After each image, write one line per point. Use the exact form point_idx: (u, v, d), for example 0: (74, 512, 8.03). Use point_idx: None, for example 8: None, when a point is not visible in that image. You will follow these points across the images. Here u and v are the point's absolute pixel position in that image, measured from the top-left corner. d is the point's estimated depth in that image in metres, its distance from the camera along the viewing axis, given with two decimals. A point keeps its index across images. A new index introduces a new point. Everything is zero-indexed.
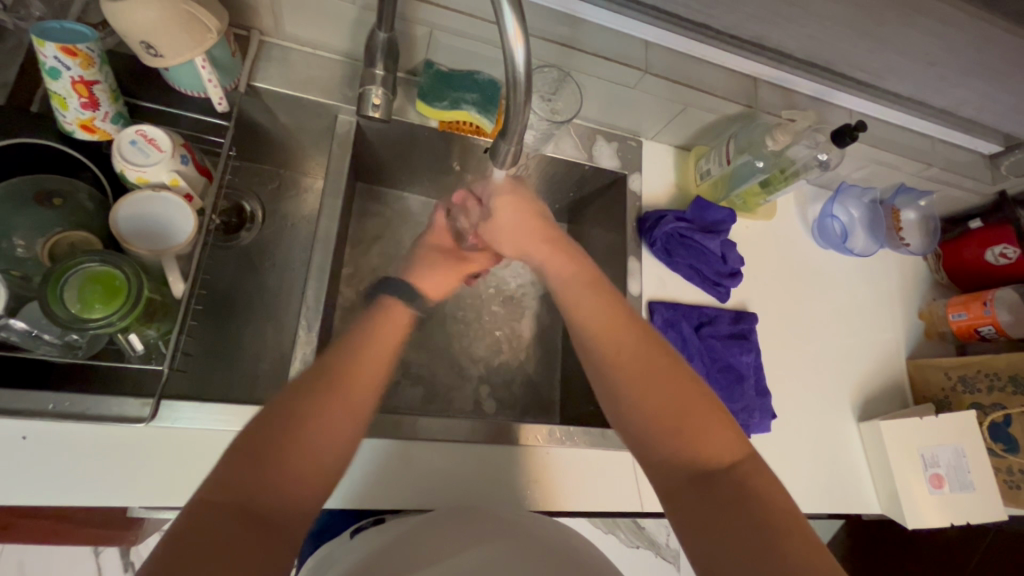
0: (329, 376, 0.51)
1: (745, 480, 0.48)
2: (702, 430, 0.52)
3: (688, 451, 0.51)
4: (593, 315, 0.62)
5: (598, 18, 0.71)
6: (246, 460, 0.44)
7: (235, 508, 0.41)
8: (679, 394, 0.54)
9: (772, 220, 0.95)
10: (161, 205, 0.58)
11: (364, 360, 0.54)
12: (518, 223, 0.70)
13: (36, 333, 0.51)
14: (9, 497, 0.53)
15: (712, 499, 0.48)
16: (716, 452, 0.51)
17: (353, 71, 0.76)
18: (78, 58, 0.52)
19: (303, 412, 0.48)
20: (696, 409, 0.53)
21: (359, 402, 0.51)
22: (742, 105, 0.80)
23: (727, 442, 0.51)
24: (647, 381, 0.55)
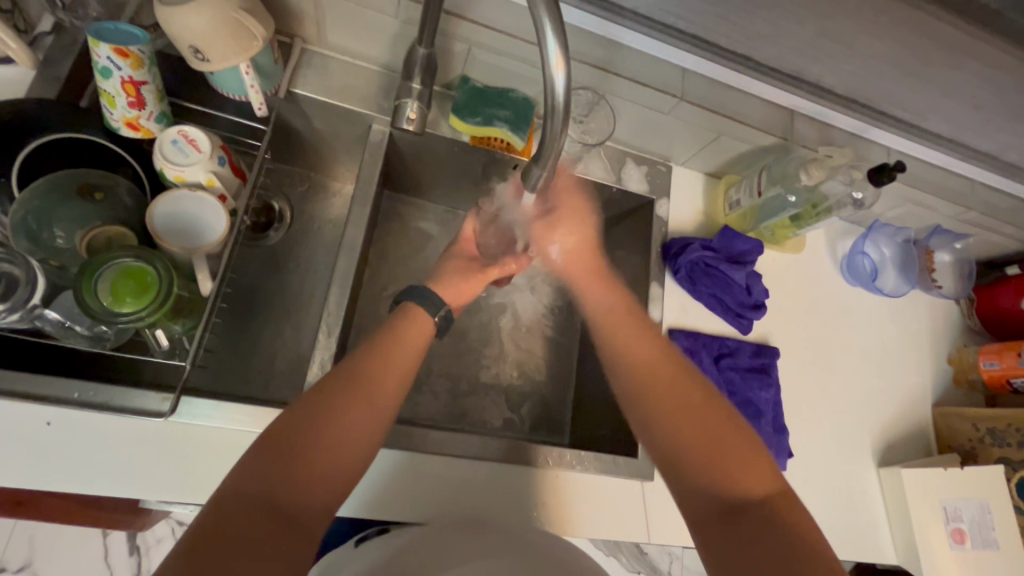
0: (354, 377, 0.52)
1: (782, 514, 0.48)
2: (746, 463, 0.52)
3: (731, 484, 0.51)
4: (641, 342, 0.64)
5: (636, 44, 0.71)
6: (269, 454, 0.45)
7: (256, 504, 0.42)
8: (725, 423, 0.55)
9: (799, 254, 0.93)
10: (195, 206, 0.60)
11: (383, 360, 0.56)
12: (581, 238, 0.75)
13: (69, 324, 0.52)
14: (24, 482, 0.54)
15: (749, 529, 0.48)
16: (756, 485, 0.51)
17: (389, 82, 0.77)
18: (129, 59, 0.54)
19: (326, 409, 0.49)
20: (735, 440, 0.54)
21: (381, 404, 0.52)
22: (776, 137, 0.80)
23: (769, 476, 0.51)
24: (685, 414, 0.57)
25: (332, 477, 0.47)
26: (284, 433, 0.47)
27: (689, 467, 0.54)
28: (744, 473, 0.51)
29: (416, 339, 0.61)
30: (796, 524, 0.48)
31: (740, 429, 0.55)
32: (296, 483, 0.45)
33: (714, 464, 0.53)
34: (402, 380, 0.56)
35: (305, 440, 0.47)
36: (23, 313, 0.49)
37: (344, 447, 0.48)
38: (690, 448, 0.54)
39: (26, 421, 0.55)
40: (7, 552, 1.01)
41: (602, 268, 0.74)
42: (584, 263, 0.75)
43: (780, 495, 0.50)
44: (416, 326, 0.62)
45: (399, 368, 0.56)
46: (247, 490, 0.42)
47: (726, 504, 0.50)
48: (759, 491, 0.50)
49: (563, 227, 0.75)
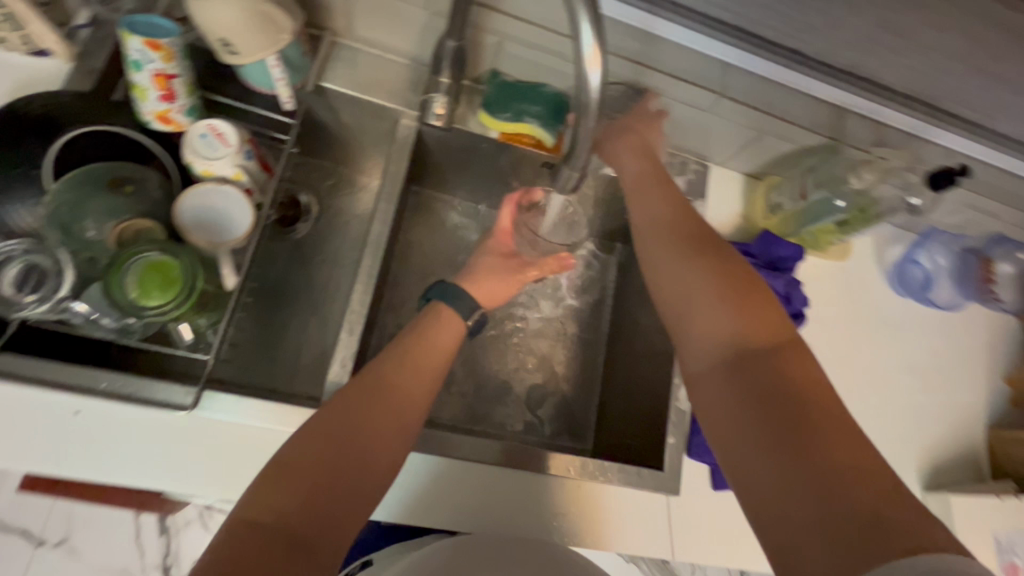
0: (373, 392, 0.52)
1: (786, 359, 0.47)
2: (757, 313, 0.51)
3: (738, 326, 0.50)
4: (665, 206, 0.63)
5: (676, 36, 0.67)
6: (284, 483, 0.44)
7: (274, 533, 0.41)
8: (742, 278, 0.54)
9: (845, 261, 0.88)
10: (221, 199, 0.60)
11: (403, 372, 0.56)
12: (645, 136, 0.69)
13: (96, 316, 0.53)
14: (52, 470, 0.55)
15: (753, 368, 0.47)
16: (767, 330, 0.50)
17: (417, 75, 0.75)
18: (160, 52, 0.54)
19: (343, 429, 0.48)
20: (749, 295, 0.53)
21: (403, 419, 0.52)
22: (823, 137, 0.76)
23: (780, 327, 0.50)
24: (702, 267, 0.56)
25: (352, 500, 0.46)
26: (302, 455, 0.46)
27: (699, 312, 0.53)
28: (752, 317, 0.51)
29: (442, 352, 0.60)
30: (799, 370, 0.46)
31: (754, 285, 0.54)
32: (314, 501, 0.44)
33: (725, 304, 0.52)
34: (423, 392, 0.56)
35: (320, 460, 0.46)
36: (54, 305, 0.49)
37: (363, 466, 0.48)
38: (702, 296, 0.54)
39: (56, 410, 0.56)
40: (48, 525, 1.05)
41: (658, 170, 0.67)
42: (640, 161, 0.67)
43: (787, 343, 0.49)
44: (443, 333, 0.62)
45: (420, 379, 0.56)
46: (264, 520, 0.41)
47: (732, 348, 0.49)
48: (765, 335, 0.49)
49: (625, 132, 0.69)
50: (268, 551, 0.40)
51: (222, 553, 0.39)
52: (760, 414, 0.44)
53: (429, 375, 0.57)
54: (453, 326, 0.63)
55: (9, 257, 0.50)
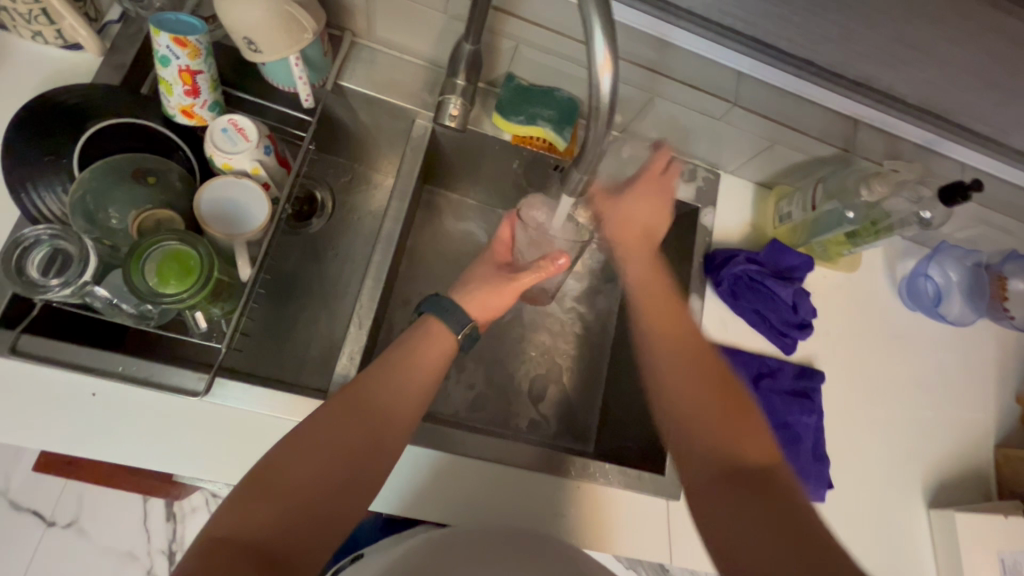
0: (354, 410, 0.54)
1: (778, 490, 0.52)
2: (749, 437, 0.56)
3: (735, 449, 0.55)
4: (669, 314, 0.67)
5: (689, 44, 0.69)
6: (256, 499, 0.46)
7: (244, 549, 0.43)
8: (738, 401, 0.60)
9: (853, 273, 0.87)
10: (240, 191, 0.61)
11: (385, 388, 0.56)
12: (646, 214, 0.73)
13: (117, 302, 0.55)
14: (67, 448, 0.57)
15: (744, 492, 0.52)
16: (759, 456, 0.55)
17: (433, 77, 0.76)
18: (187, 49, 0.56)
19: (319, 446, 0.50)
20: (742, 419, 0.58)
21: (383, 438, 0.54)
22: (835, 146, 0.75)
23: (768, 448, 0.56)
24: (705, 386, 0.61)
25: (324, 517, 0.48)
26: (278, 473, 0.48)
27: (700, 435, 0.58)
28: (747, 442, 0.56)
29: (434, 365, 0.61)
30: (786, 497, 0.52)
31: (747, 406, 0.60)
32: (289, 520, 0.46)
33: (723, 427, 0.57)
34: (409, 409, 0.57)
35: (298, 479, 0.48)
36: (77, 288, 0.51)
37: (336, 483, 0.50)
38: (705, 416, 0.58)
39: (74, 390, 0.58)
40: (58, 507, 1.08)
41: (652, 241, 0.74)
42: (636, 238, 0.73)
43: (776, 471, 0.54)
44: (436, 344, 0.62)
45: (404, 396, 0.57)
46: (236, 533, 0.44)
47: (728, 467, 0.54)
48: (759, 460, 0.54)
49: (631, 205, 0.74)
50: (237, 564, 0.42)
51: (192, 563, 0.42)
52: (758, 539, 0.49)
53: (415, 392, 0.58)
54: (443, 335, 0.63)
55: (35, 241, 0.51)
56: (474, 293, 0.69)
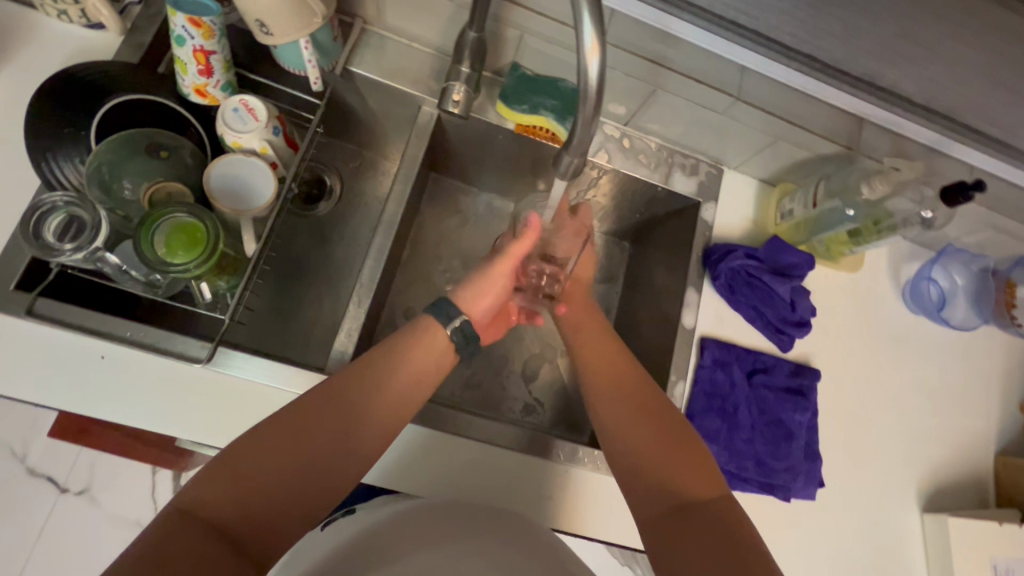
0: (333, 401, 0.54)
1: (724, 520, 0.52)
2: (695, 471, 0.56)
3: (681, 484, 0.55)
4: (611, 349, 0.66)
5: (694, 38, 0.69)
6: (223, 480, 0.48)
7: (205, 528, 0.45)
8: (683, 432, 0.59)
9: (856, 273, 0.87)
10: (247, 169, 0.64)
11: (370, 382, 0.57)
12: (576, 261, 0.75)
13: (126, 269, 0.57)
14: (77, 405, 0.60)
15: (693, 530, 0.52)
16: (705, 489, 0.55)
17: (441, 65, 0.78)
18: (201, 29, 0.58)
19: (291, 435, 0.51)
20: (688, 450, 0.58)
21: (359, 433, 0.55)
22: (839, 145, 0.74)
23: (713, 481, 0.56)
24: (651, 420, 0.60)
25: (288, 504, 0.50)
26: (240, 459, 0.49)
27: (647, 469, 0.57)
28: (692, 476, 0.55)
29: (426, 364, 0.61)
30: (732, 528, 0.51)
31: (692, 438, 0.59)
32: (245, 506, 0.48)
33: (669, 460, 0.57)
34: (391, 405, 0.57)
35: (258, 467, 0.49)
36: (88, 253, 0.53)
37: (303, 472, 0.51)
38: (650, 451, 0.58)
39: (84, 351, 0.61)
40: (72, 474, 1.12)
41: (583, 286, 0.75)
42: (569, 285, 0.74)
43: (721, 502, 0.54)
44: (427, 343, 0.61)
45: (387, 393, 0.57)
46: (200, 512, 0.46)
47: (675, 501, 0.54)
48: (705, 492, 0.54)
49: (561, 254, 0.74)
50: (198, 541, 0.44)
51: (153, 536, 0.44)
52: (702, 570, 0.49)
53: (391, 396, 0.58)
54: (434, 339, 0.62)
55: (50, 207, 0.54)
56: (471, 288, 0.67)
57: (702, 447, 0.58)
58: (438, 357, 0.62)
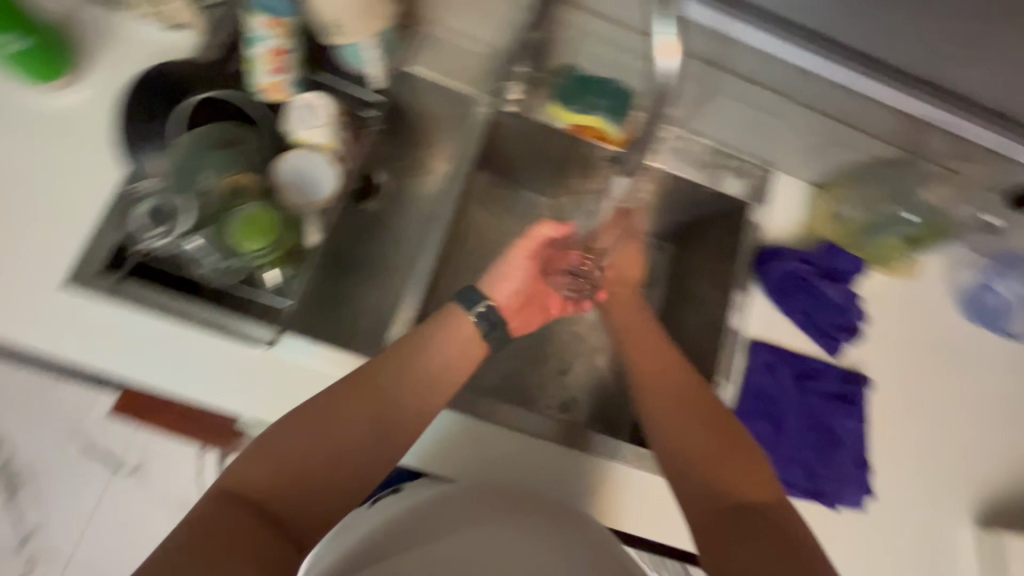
0: (363, 388, 0.57)
1: (777, 523, 0.52)
2: (746, 474, 0.56)
3: (732, 486, 0.55)
4: (661, 354, 0.67)
5: (752, 40, 0.68)
6: (264, 461, 0.50)
7: (251, 505, 0.47)
8: (733, 436, 0.59)
9: (910, 279, 0.85)
10: (309, 163, 0.67)
11: (397, 371, 0.60)
12: (624, 262, 0.76)
13: (204, 254, 0.62)
14: (154, 383, 0.63)
15: (746, 530, 0.52)
16: (758, 492, 0.55)
17: (493, 64, 0.79)
18: (279, 30, 0.64)
19: (327, 419, 0.54)
20: (739, 454, 0.58)
21: (389, 419, 0.57)
22: (896, 147, 0.76)
23: (766, 484, 0.55)
24: (700, 424, 0.60)
25: (325, 485, 0.52)
26: (281, 443, 0.51)
27: (696, 471, 0.58)
28: (744, 479, 0.56)
29: (449, 354, 0.63)
30: (785, 530, 0.51)
31: (744, 442, 0.59)
32: (291, 487, 0.50)
33: (719, 462, 0.57)
34: (417, 393, 0.60)
35: (302, 450, 0.52)
36: (173, 236, 0.61)
37: (339, 455, 0.53)
38: (700, 453, 0.58)
39: (160, 333, 0.64)
40: None
41: (632, 288, 0.76)
42: (619, 289, 0.75)
43: (775, 505, 0.54)
44: (451, 334, 0.64)
45: (413, 381, 0.60)
46: (244, 491, 0.48)
47: (726, 502, 0.55)
48: (757, 495, 0.54)
49: (614, 260, 0.76)
50: (244, 517, 0.46)
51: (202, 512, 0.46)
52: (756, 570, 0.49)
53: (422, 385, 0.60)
54: (462, 331, 0.65)
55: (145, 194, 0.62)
56: (494, 274, 0.71)
57: (754, 451, 0.58)
58: (468, 349, 0.65)
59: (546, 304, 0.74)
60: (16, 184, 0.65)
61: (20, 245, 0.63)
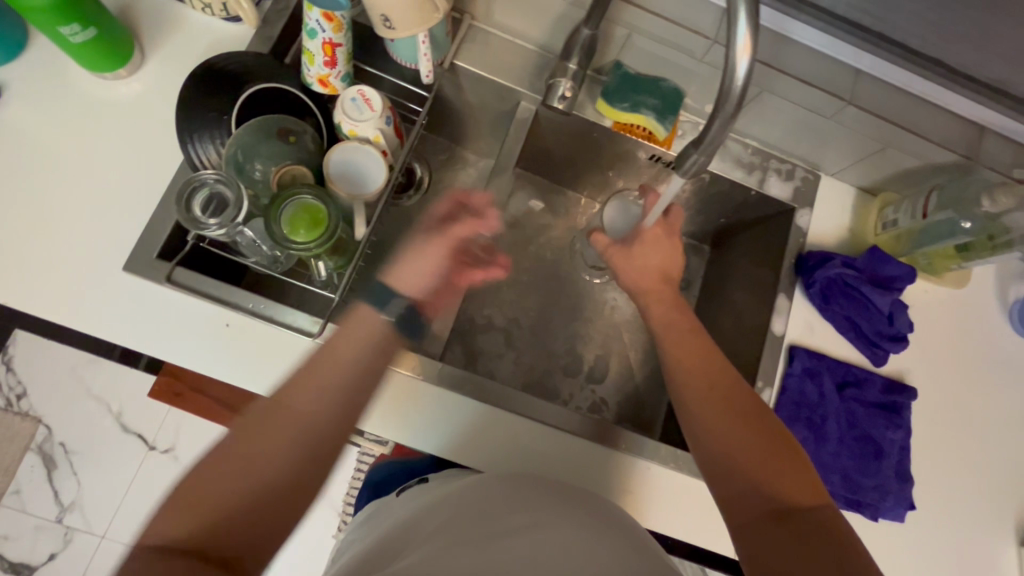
0: (279, 406, 0.52)
1: (830, 532, 0.51)
2: (796, 480, 0.54)
3: (783, 492, 0.54)
4: (703, 354, 0.65)
5: (807, 38, 0.69)
6: (185, 509, 0.45)
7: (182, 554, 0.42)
8: (782, 440, 0.58)
9: (959, 289, 0.83)
10: (361, 155, 0.67)
11: (313, 379, 0.54)
12: (659, 259, 0.72)
13: (258, 243, 0.64)
14: (205, 367, 0.65)
15: (799, 540, 0.50)
16: (809, 498, 0.53)
17: (542, 61, 0.79)
18: (333, 23, 0.63)
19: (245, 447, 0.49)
20: (788, 459, 0.56)
21: (318, 426, 0.52)
22: (958, 155, 0.72)
23: (817, 490, 0.54)
24: (746, 429, 0.59)
25: (264, 513, 0.47)
26: (199, 484, 0.46)
27: (744, 474, 0.56)
28: (794, 485, 0.54)
29: (365, 347, 0.58)
30: (840, 540, 0.50)
31: (794, 446, 0.58)
32: (229, 522, 0.45)
33: (767, 468, 0.55)
34: (343, 393, 0.55)
35: (228, 485, 0.46)
36: (229, 228, 0.59)
37: (271, 477, 0.48)
38: (746, 456, 0.57)
39: (212, 319, 0.66)
40: (159, 434, 1.21)
41: (671, 285, 0.73)
42: (654, 284, 0.72)
43: (827, 512, 0.53)
44: (362, 326, 0.59)
45: (334, 381, 0.55)
46: (167, 546, 0.43)
47: (775, 509, 0.53)
48: (809, 501, 0.53)
49: (641, 255, 0.73)
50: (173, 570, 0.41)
51: None
52: None
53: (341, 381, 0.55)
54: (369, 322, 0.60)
55: (201, 184, 0.59)
56: (402, 270, 0.68)
57: (803, 454, 0.57)
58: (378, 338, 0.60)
59: (458, 282, 0.74)
60: (77, 168, 0.66)
61: (77, 228, 0.65)
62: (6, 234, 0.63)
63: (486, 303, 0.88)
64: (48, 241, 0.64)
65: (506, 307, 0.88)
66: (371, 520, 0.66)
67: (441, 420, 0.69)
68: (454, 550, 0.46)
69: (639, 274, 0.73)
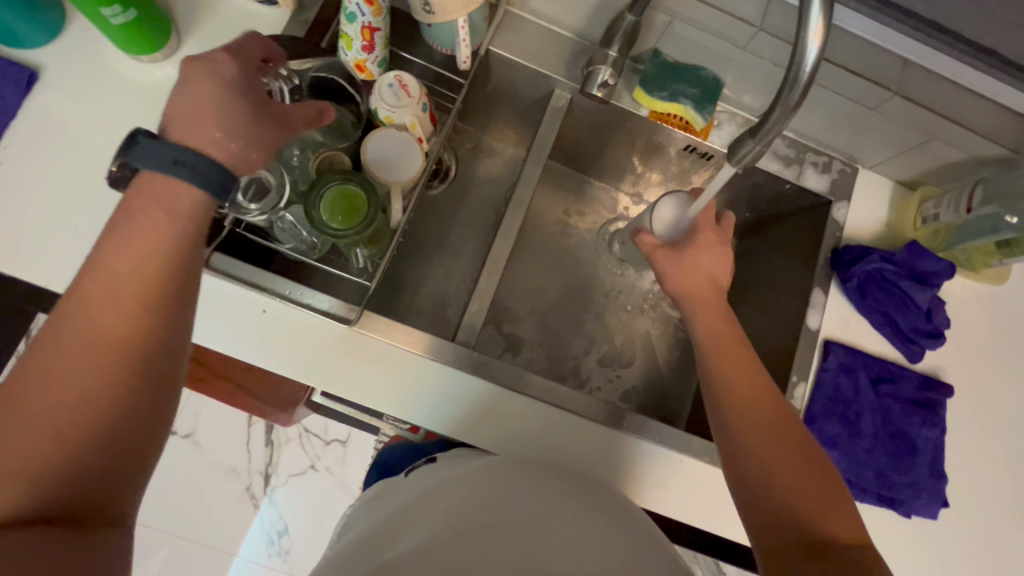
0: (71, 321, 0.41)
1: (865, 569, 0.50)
2: (831, 514, 0.54)
3: (817, 523, 0.53)
4: (747, 368, 0.63)
5: (855, 26, 0.68)
6: None
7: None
8: (820, 471, 0.57)
9: (998, 286, 0.81)
10: (397, 141, 0.66)
11: (103, 278, 0.43)
12: (713, 264, 0.70)
13: (297, 228, 0.63)
14: (244, 351, 0.67)
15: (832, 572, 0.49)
16: (841, 534, 0.53)
17: (578, 48, 0.79)
18: (373, 7, 0.62)
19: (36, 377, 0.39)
20: (824, 490, 0.55)
21: (120, 329, 0.42)
22: (1004, 148, 0.71)
23: (850, 527, 0.54)
24: (784, 453, 0.57)
25: (86, 438, 0.39)
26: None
27: (779, 498, 0.55)
28: (828, 518, 0.54)
29: (160, 224, 0.45)
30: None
31: (832, 480, 0.57)
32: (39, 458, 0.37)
33: (801, 498, 0.55)
34: (150, 283, 0.43)
35: (37, 433, 0.37)
36: (269, 214, 0.60)
37: (79, 399, 0.39)
38: (783, 481, 0.56)
39: (249, 304, 0.66)
40: None
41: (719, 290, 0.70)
42: (700, 284, 0.70)
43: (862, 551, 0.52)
44: (158, 199, 0.45)
45: (134, 274, 0.43)
46: None
47: (806, 539, 0.53)
48: (843, 536, 0.53)
49: (691, 258, 0.71)
50: None
51: None
52: None
53: (151, 275, 0.44)
54: (176, 197, 0.46)
55: None
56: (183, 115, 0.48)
57: (839, 488, 0.57)
58: (189, 217, 0.46)
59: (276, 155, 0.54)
60: (111, 150, 0.66)
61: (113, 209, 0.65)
62: (40, 214, 0.63)
63: (512, 291, 0.87)
64: (83, 222, 0.64)
65: (533, 296, 0.88)
66: (380, 499, 0.66)
67: (474, 410, 0.69)
68: (462, 536, 0.46)
69: (687, 276, 0.70)
